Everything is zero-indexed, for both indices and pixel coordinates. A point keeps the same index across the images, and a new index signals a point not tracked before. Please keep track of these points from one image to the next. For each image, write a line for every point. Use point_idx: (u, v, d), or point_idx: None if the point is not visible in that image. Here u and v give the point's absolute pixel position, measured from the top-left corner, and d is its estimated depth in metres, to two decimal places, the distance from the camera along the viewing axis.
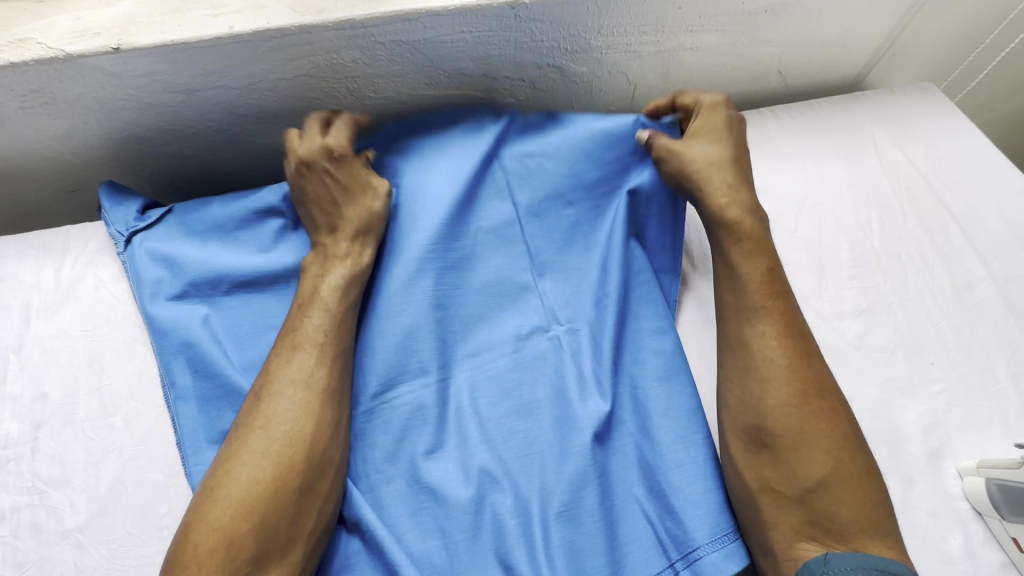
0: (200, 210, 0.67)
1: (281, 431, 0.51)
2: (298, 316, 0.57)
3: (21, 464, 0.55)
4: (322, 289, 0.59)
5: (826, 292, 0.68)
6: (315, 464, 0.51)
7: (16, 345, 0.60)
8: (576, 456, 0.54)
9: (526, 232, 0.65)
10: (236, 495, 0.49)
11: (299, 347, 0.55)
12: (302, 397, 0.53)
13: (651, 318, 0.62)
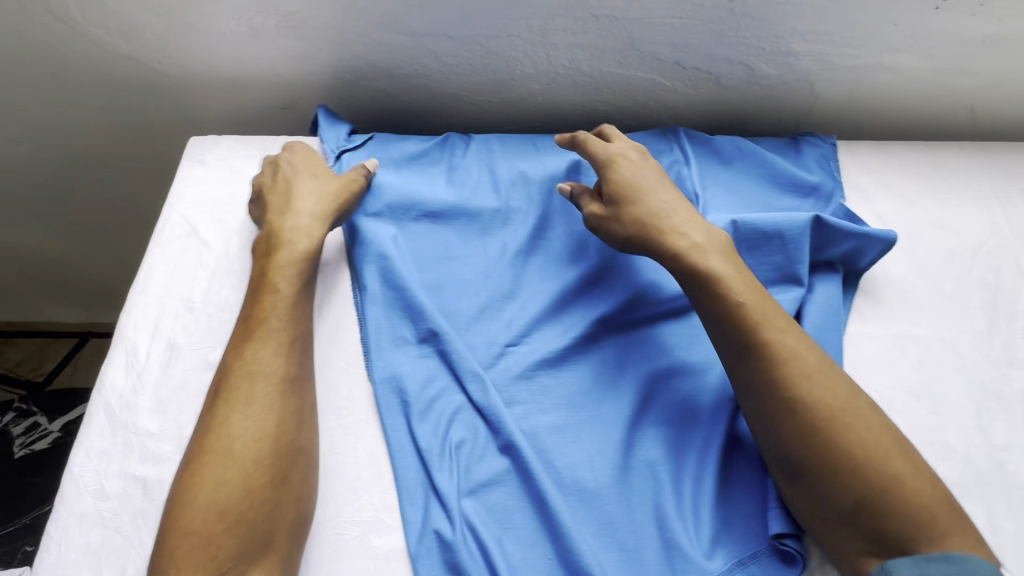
0: (395, 145, 0.75)
1: (236, 424, 0.51)
2: (267, 303, 0.58)
3: (235, 327, 0.63)
4: (275, 278, 0.59)
5: (997, 337, 0.66)
6: (283, 458, 0.51)
7: (239, 227, 0.69)
8: (727, 420, 0.58)
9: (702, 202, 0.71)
10: (209, 497, 0.48)
11: (252, 339, 0.56)
12: (261, 389, 0.53)
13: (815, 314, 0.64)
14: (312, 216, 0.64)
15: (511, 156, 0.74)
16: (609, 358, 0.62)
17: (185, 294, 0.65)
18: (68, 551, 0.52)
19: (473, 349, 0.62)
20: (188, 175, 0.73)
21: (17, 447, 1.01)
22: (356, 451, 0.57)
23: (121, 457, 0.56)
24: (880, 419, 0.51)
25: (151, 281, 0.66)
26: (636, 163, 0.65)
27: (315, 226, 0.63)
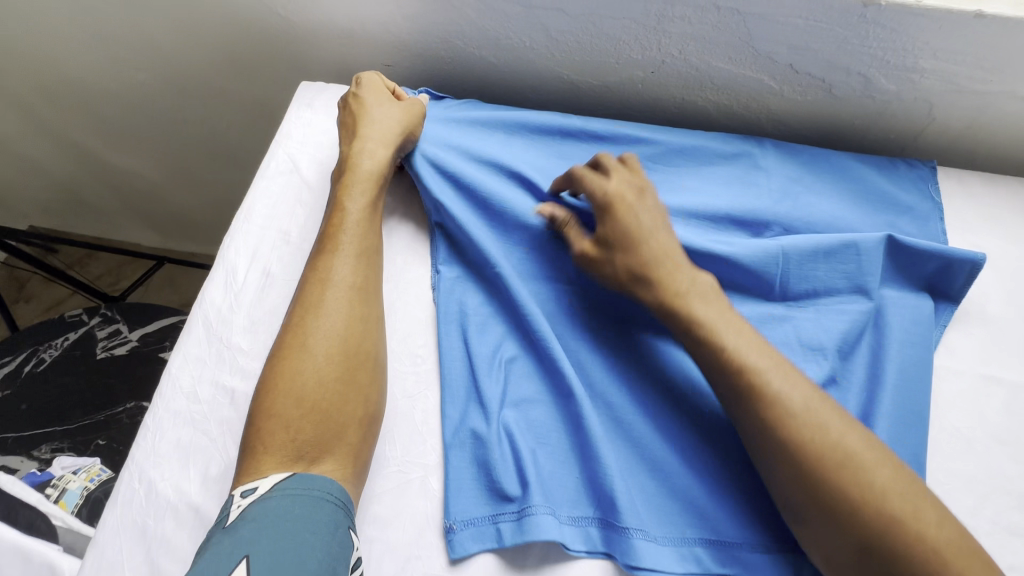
0: (475, 112, 0.76)
1: (314, 324, 0.55)
2: (337, 220, 0.62)
3: None
4: (348, 203, 0.63)
5: None
6: (352, 357, 0.55)
7: None
8: None
9: (776, 213, 0.70)
10: (289, 388, 0.52)
11: (324, 250, 0.60)
12: (335, 295, 0.57)
13: (889, 336, 0.63)
14: (377, 141, 0.66)
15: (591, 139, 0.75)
16: (675, 334, 0.62)
17: (282, 227, 0.68)
18: (159, 444, 0.56)
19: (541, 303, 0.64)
20: (296, 118, 0.76)
21: (101, 349, 1.10)
22: (425, 399, 0.60)
23: (214, 367, 0.60)
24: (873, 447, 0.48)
25: (253, 210, 0.69)
26: (638, 208, 0.61)
27: (375, 146, 0.66)
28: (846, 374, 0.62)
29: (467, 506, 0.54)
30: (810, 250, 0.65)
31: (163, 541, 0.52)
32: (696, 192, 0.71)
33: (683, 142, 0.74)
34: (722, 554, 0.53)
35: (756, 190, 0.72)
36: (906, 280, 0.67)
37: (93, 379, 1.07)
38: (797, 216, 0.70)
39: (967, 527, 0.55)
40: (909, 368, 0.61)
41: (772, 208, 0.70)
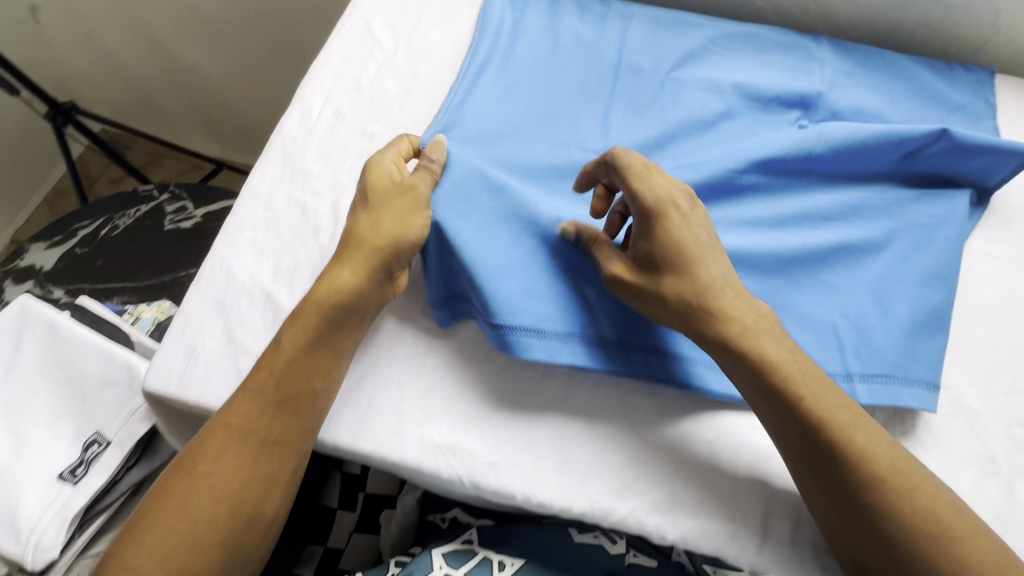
0: None
1: (206, 475, 0.50)
2: (271, 356, 0.53)
3: (392, 111, 0.71)
4: (287, 340, 0.54)
5: None
6: (237, 511, 0.49)
7: (406, 35, 0.77)
8: (804, 265, 0.61)
9: (823, 97, 0.72)
10: (155, 544, 0.47)
11: (245, 389, 0.53)
12: (237, 450, 0.50)
13: (923, 213, 0.64)
14: (350, 260, 0.55)
15: (647, 21, 0.78)
16: (712, 184, 0.64)
17: (355, 77, 0.74)
18: (239, 239, 0.63)
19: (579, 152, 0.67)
20: None
21: (169, 221, 1.20)
22: None
23: (289, 184, 0.66)
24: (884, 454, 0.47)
25: (329, 62, 0.75)
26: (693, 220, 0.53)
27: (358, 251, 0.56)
28: (880, 240, 0.62)
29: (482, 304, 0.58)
30: (859, 126, 0.65)
31: (238, 315, 0.59)
32: (746, 73, 0.74)
33: (738, 30, 0.77)
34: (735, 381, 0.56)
35: (807, 74, 0.74)
36: (959, 166, 0.66)
37: (161, 247, 1.17)
38: (844, 102, 0.72)
39: (984, 386, 0.57)
40: (936, 240, 0.63)
41: (821, 91, 0.72)
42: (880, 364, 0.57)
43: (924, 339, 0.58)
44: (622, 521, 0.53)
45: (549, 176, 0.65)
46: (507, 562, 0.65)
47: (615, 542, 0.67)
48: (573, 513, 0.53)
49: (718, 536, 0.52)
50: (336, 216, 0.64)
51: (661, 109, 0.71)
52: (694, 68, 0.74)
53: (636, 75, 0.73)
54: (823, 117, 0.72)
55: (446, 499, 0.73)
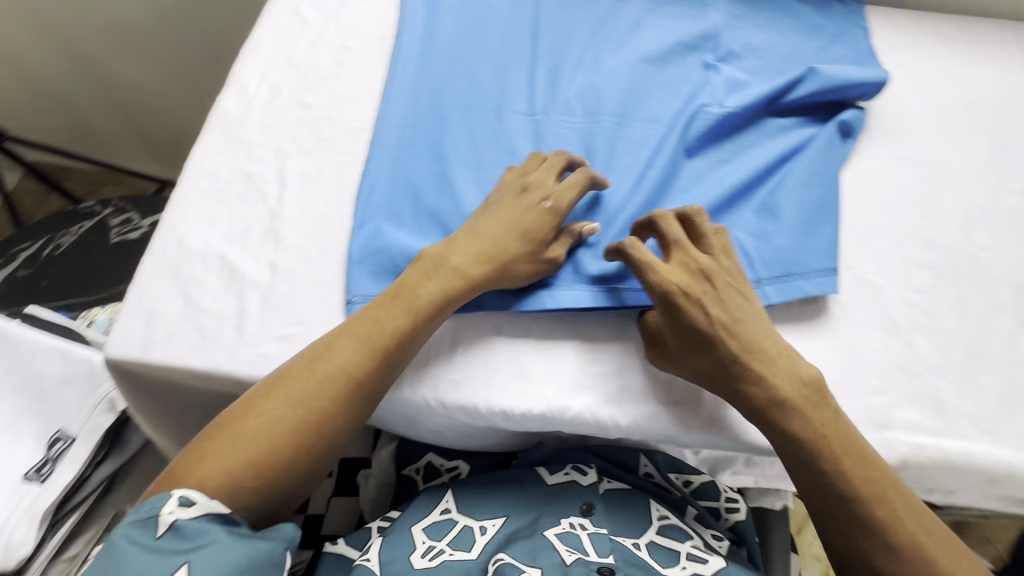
0: None
1: (313, 396, 0.52)
2: (409, 307, 0.55)
3: (327, 82, 0.75)
4: (425, 288, 0.56)
5: (996, 169, 0.72)
6: (313, 454, 0.52)
7: (334, 13, 0.81)
8: (706, 191, 0.68)
9: (720, 42, 0.80)
10: (252, 443, 0.50)
11: (371, 342, 0.54)
12: (348, 385, 0.53)
13: (812, 137, 0.71)
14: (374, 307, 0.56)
15: None
16: (613, 136, 0.72)
17: (287, 54, 0.77)
18: (187, 210, 0.65)
19: (500, 112, 0.74)
20: None
21: (115, 234, 1.18)
22: (412, 172, 0.69)
23: (233, 155, 0.69)
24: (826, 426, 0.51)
25: (260, 43, 0.78)
26: (708, 303, 0.54)
27: (458, 245, 0.58)
28: (773, 162, 0.69)
29: (379, 283, 0.61)
30: (739, 83, 0.76)
31: (194, 279, 0.61)
32: (650, 26, 0.81)
33: None
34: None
35: (705, 21, 0.81)
36: (842, 91, 0.73)
37: (107, 260, 1.15)
38: (740, 45, 0.80)
39: (881, 263, 0.65)
40: (826, 157, 0.70)
41: (717, 37, 0.80)
42: (783, 264, 0.63)
43: (816, 236, 0.64)
44: (580, 419, 0.57)
45: (478, 139, 0.71)
46: (489, 525, 0.62)
47: (586, 474, 0.67)
48: (535, 418, 0.57)
49: (667, 416, 0.57)
50: (281, 181, 0.67)
51: (575, 66, 0.78)
52: (606, 25, 0.81)
53: (552, 37, 0.80)
54: (722, 52, 0.79)
55: (418, 446, 0.75)
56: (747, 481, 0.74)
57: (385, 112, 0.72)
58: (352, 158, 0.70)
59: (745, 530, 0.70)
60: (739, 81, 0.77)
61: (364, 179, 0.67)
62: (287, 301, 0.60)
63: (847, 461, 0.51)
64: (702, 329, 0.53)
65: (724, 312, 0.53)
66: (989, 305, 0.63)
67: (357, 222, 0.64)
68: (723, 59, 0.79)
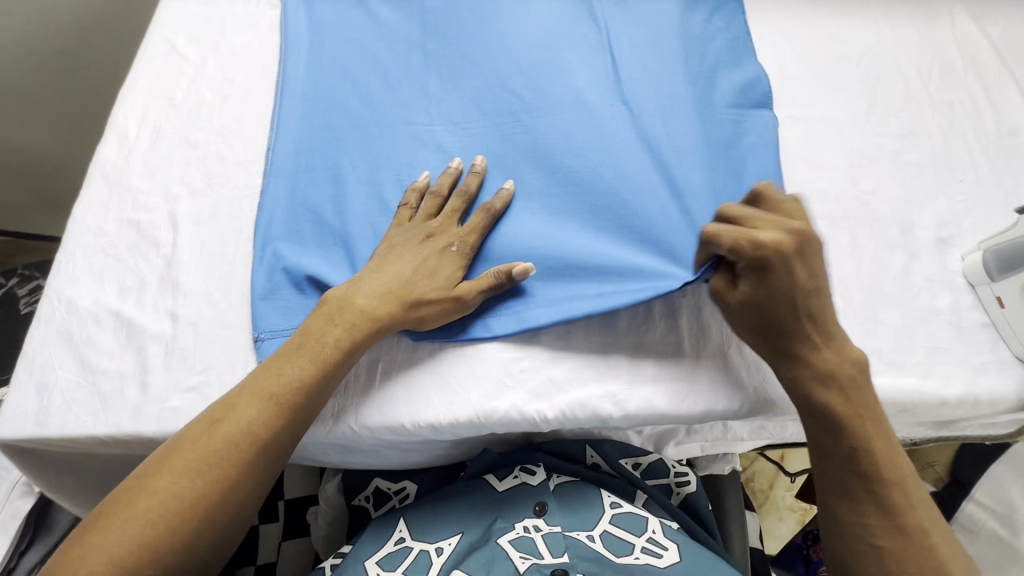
0: None
1: (210, 465, 0.49)
2: (315, 352, 0.54)
3: (212, 117, 0.73)
4: (332, 331, 0.55)
5: (872, 117, 0.76)
6: (215, 525, 0.49)
7: (213, 46, 0.79)
8: (608, 179, 0.68)
9: (608, 25, 0.81)
10: (143, 526, 0.47)
11: (273, 396, 0.52)
12: (250, 446, 0.50)
13: (703, 112, 0.74)
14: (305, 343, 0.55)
15: None
16: (512, 135, 0.72)
17: (167, 95, 0.74)
18: (74, 270, 0.62)
19: (396, 128, 0.73)
20: (167, 10, 0.82)
21: (23, 304, 1.11)
22: (312, 198, 0.67)
23: (119, 206, 0.66)
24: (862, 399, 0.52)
25: (137, 85, 0.75)
26: (798, 265, 0.52)
27: (366, 298, 0.57)
28: (669, 141, 0.71)
29: (287, 318, 0.59)
30: (630, 68, 0.77)
31: (89, 341, 0.58)
32: (537, 19, 0.81)
33: None
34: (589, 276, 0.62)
35: (589, 9, 0.82)
36: None
37: (17, 333, 1.08)
38: (627, 26, 0.81)
39: None
40: (716, 129, 0.72)
41: (603, 22, 0.81)
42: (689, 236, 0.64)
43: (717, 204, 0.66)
44: (508, 419, 0.57)
45: (377, 157, 0.70)
46: (445, 545, 0.60)
47: (535, 473, 0.66)
48: (464, 426, 0.57)
49: (594, 405, 0.56)
50: (173, 226, 0.65)
51: (466, 69, 0.77)
52: (493, 24, 0.81)
53: (440, 44, 0.79)
54: (608, 35, 0.80)
55: (362, 474, 0.73)
56: (692, 451, 0.75)
57: (276, 141, 0.71)
58: (248, 191, 0.68)
59: (697, 502, 0.71)
60: (627, 63, 0.78)
61: (262, 211, 0.66)
62: (193, 350, 0.58)
63: (848, 414, 0.51)
64: (777, 291, 0.52)
65: (799, 263, 0.52)
66: (881, 245, 0.66)
67: (257, 253, 0.63)
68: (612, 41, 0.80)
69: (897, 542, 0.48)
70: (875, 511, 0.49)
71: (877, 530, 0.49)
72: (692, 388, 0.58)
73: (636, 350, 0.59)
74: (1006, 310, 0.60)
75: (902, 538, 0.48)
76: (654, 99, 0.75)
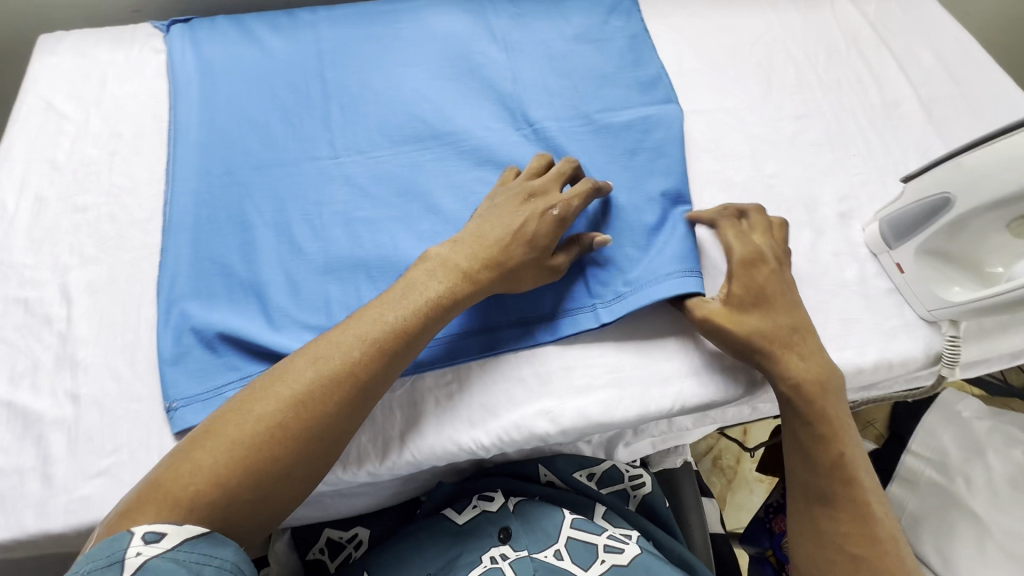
0: (221, 22, 0.81)
1: (302, 396, 0.49)
2: (410, 295, 0.55)
3: (100, 177, 0.69)
4: (429, 280, 0.56)
5: (769, 102, 0.79)
6: (304, 457, 0.49)
7: (96, 101, 0.74)
8: None
9: (508, 40, 0.81)
10: (237, 446, 0.47)
11: (368, 333, 0.52)
12: (340, 383, 0.50)
13: (608, 118, 0.75)
14: (402, 292, 0.55)
15: (336, 22, 0.82)
16: (422, 162, 0.71)
17: (48, 158, 0.70)
18: None
19: (299, 166, 0.70)
20: (41, 66, 0.76)
21: None
22: (218, 250, 0.64)
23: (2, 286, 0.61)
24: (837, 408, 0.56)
25: (12, 152, 0.70)
26: (775, 277, 0.59)
27: (462, 250, 0.58)
28: (580, 151, 0.72)
29: (200, 383, 0.56)
30: (533, 81, 0.78)
31: None
32: (436, 40, 0.80)
33: (418, 5, 0.83)
34: (576, 288, 0.62)
35: (488, 24, 0.82)
36: None
37: None
38: (526, 39, 0.81)
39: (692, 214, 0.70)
40: (622, 133, 0.73)
41: (502, 36, 0.81)
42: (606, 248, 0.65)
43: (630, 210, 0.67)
44: (446, 452, 0.56)
45: (283, 200, 0.68)
46: None
47: (492, 499, 0.65)
48: (403, 465, 0.56)
49: (528, 427, 0.56)
50: (66, 299, 0.60)
51: (369, 97, 0.76)
52: (393, 50, 0.79)
53: (340, 74, 0.77)
54: (508, 49, 0.80)
55: (313, 525, 0.71)
56: (643, 449, 0.76)
57: (172, 195, 0.67)
58: (146, 251, 0.64)
59: (654, 501, 0.72)
60: (532, 75, 0.78)
61: (162, 270, 0.62)
62: (99, 431, 0.54)
63: (834, 420, 0.55)
64: (762, 288, 0.58)
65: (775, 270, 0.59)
66: (788, 225, 0.69)
67: (161, 317, 0.59)
68: (514, 55, 0.80)
69: (872, 549, 0.51)
70: (851, 517, 0.52)
71: (853, 537, 0.52)
72: (625, 393, 0.58)
73: (567, 362, 0.59)
74: (905, 276, 0.63)
75: (877, 545, 0.51)
76: (560, 111, 0.75)
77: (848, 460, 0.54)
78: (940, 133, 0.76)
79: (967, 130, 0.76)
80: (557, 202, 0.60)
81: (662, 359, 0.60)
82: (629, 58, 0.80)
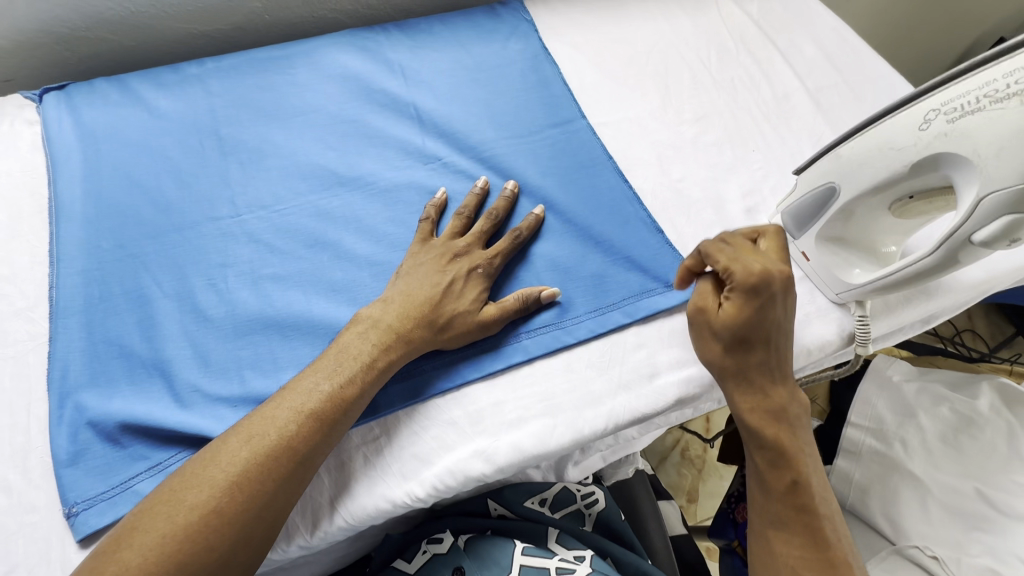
0: (101, 84, 0.77)
1: (238, 479, 0.46)
2: (346, 360, 0.53)
3: None
4: (362, 343, 0.54)
5: (670, 107, 0.81)
6: (242, 542, 0.45)
7: None
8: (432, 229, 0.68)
9: (407, 73, 0.80)
10: (166, 540, 0.43)
11: (306, 405, 0.50)
12: (277, 460, 0.47)
13: (515, 142, 0.75)
14: (335, 358, 0.53)
15: (226, 73, 0.79)
16: (328, 208, 0.69)
17: None
18: None
19: (197, 228, 0.67)
20: None
21: None
22: (113, 331, 0.60)
23: None
24: (795, 434, 0.55)
25: None
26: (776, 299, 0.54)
27: (391, 310, 0.57)
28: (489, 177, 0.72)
29: (104, 479, 0.52)
30: (437, 112, 0.77)
31: None
32: (333, 81, 0.79)
33: (311, 47, 0.81)
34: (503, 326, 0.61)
35: (385, 60, 0.81)
36: None
37: None
38: (425, 70, 0.81)
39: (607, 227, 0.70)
40: (529, 155, 0.74)
41: (401, 71, 0.80)
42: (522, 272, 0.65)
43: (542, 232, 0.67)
44: (380, 511, 0.53)
45: (182, 266, 0.64)
46: None
47: (441, 540, 0.63)
48: (336, 532, 0.53)
49: (462, 469, 0.54)
50: None
51: (269, 149, 0.73)
52: (289, 96, 0.77)
53: (234, 126, 0.74)
54: (409, 83, 0.79)
55: None
56: (594, 464, 0.74)
57: (58, 277, 0.62)
58: (33, 342, 0.59)
59: (609, 516, 0.72)
60: (435, 107, 0.77)
61: (51, 361, 0.57)
62: None
63: (791, 447, 0.54)
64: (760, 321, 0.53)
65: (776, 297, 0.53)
66: (699, 227, 0.71)
67: (53, 415, 0.55)
68: (415, 87, 0.79)
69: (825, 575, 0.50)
70: (805, 544, 0.51)
71: (806, 561, 0.51)
72: (558, 420, 0.57)
73: (496, 397, 0.58)
74: (811, 262, 0.65)
75: (831, 572, 0.50)
76: (466, 139, 0.75)
77: (802, 484, 0.53)
78: (829, 120, 0.81)
79: (852, 116, 0.81)
80: (483, 263, 0.62)
81: (592, 379, 0.60)
82: (531, 80, 0.80)
